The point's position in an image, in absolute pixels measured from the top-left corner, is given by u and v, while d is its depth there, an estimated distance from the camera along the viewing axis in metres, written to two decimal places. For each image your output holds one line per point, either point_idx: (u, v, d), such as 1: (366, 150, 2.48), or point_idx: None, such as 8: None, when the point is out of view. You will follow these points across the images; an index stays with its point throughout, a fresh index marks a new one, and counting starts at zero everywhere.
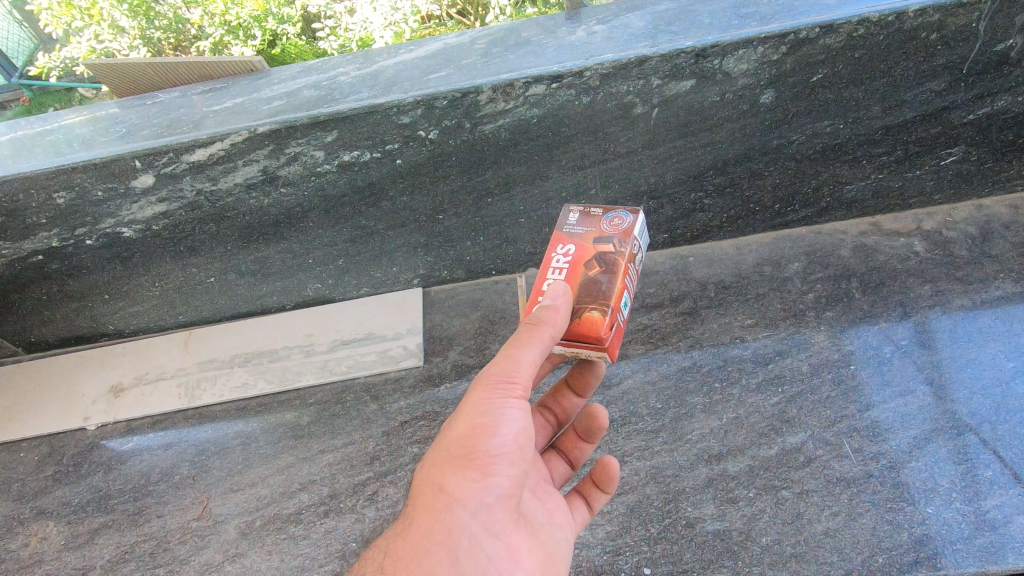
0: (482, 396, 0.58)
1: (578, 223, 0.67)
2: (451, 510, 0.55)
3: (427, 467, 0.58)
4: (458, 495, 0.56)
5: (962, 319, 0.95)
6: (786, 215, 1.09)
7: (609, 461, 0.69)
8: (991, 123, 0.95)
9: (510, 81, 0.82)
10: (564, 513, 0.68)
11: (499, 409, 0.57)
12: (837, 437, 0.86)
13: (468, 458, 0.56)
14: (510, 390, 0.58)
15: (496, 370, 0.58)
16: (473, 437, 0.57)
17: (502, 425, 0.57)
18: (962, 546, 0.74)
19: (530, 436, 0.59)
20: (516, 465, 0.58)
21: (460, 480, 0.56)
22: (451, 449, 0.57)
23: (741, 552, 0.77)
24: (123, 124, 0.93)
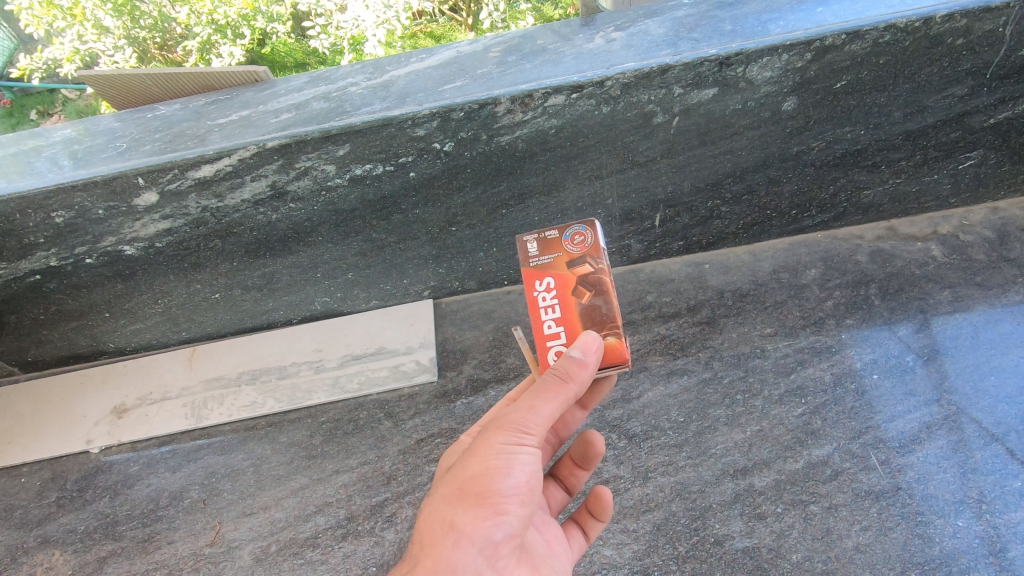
0: (498, 437, 0.54)
1: (540, 251, 0.67)
2: (459, 549, 0.51)
3: (435, 503, 0.54)
4: (468, 533, 0.51)
5: (982, 326, 0.94)
6: (802, 220, 1.07)
7: (603, 492, 0.68)
8: (1012, 127, 0.93)
9: (529, 92, 0.80)
10: (563, 544, 0.65)
11: (514, 450, 0.54)
12: (864, 449, 0.84)
13: (481, 496, 0.52)
14: (527, 433, 0.55)
15: (514, 411, 0.55)
16: (487, 476, 0.53)
17: (517, 466, 0.54)
18: (994, 560, 0.73)
19: (542, 479, 0.55)
20: (527, 508, 0.54)
21: (471, 517, 0.51)
22: (464, 486, 0.53)
23: (772, 570, 0.76)
24: (123, 139, 0.90)
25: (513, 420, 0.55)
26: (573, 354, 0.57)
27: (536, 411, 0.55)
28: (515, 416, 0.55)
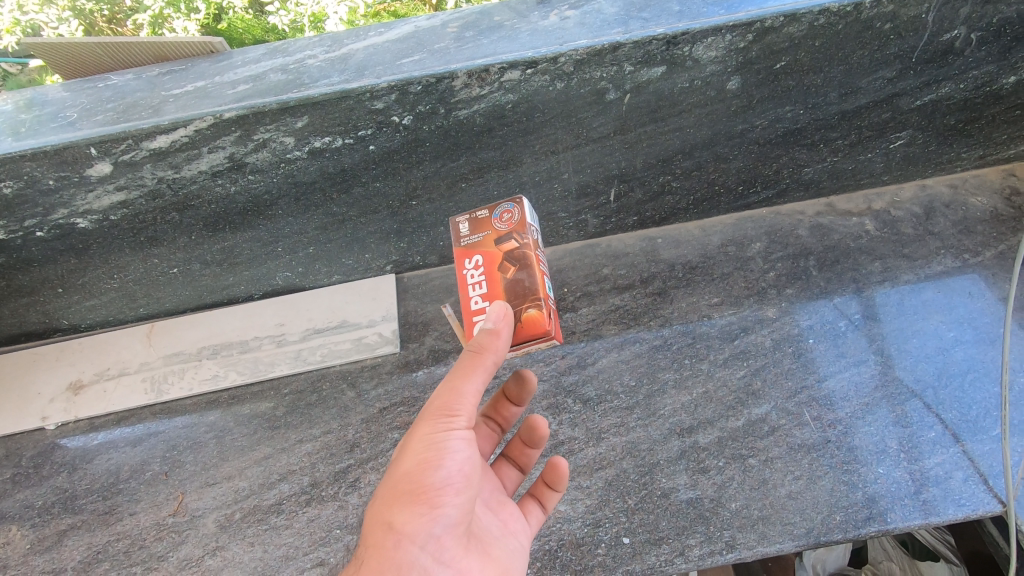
0: (427, 430, 0.59)
1: (471, 231, 0.72)
2: (401, 547, 0.56)
3: (374, 507, 0.58)
4: (406, 531, 0.56)
5: (908, 294, 1.02)
6: (749, 196, 1.13)
7: (559, 462, 0.75)
8: (937, 109, 1.00)
9: (485, 66, 0.82)
10: (519, 522, 0.73)
11: (442, 442, 0.58)
12: (798, 407, 0.91)
13: (415, 494, 0.57)
14: (452, 423, 0.59)
15: (437, 403, 0.59)
16: (419, 471, 0.57)
17: (447, 456, 0.58)
18: (909, 501, 0.81)
19: (474, 463, 0.60)
20: (463, 494, 0.59)
21: (407, 516, 0.56)
22: (398, 486, 0.58)
23: (712, 518, 0.81)
24: (73, 109, 0.88)
25: (439, 413, 0.59)
26: (483, 325, 0.60)
27: (460, 401, 0.59)
28: (439, 406, 0.59)
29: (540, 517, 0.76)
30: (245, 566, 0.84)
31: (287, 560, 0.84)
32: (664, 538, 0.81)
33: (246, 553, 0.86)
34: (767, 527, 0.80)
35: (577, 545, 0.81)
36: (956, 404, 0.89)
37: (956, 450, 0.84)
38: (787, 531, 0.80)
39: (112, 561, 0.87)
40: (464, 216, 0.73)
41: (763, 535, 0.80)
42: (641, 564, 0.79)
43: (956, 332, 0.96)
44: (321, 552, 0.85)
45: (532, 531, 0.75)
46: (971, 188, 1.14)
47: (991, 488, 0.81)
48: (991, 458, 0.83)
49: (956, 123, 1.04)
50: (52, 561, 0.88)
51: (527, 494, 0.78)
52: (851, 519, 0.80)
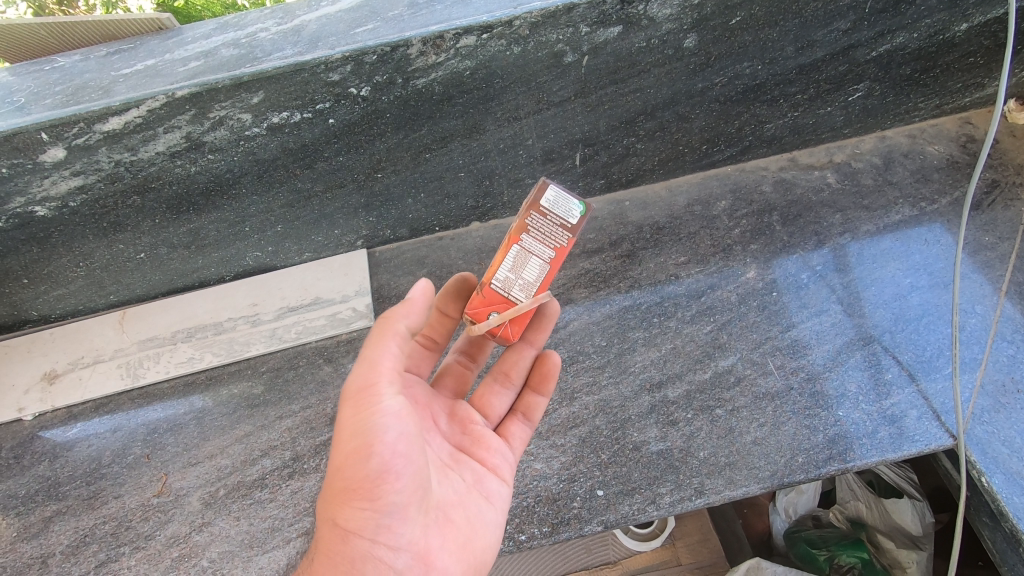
0: (352, 416, 0.58)
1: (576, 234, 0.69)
2: (349, 542, 0.59)
3: (323, 504, 0.61)
4: (353, 527, 0.59)
5: (868, 244, 1.05)
6: (713, 155, 1.14)
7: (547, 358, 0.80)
8: (892, 59, 1.01)
9: (439, 33, 0.81)
10: (500, 456, 0.75)
11: (366, 425, 0.57)
12: (762, 356, 0.94)
13: (352, 490, 0.58)
14: (377, 404, 0.58)
15: (358, 387, 0.59)
16: (351, 462, 0.57)
17: (373, 441, 0.57)
18: (867, 440, 0.85)
19: (407, 441, 0.59)
20: (397, 477, 0.59)
21: (350, 513, 0.58)
22: (336, 483, 0.59)
23: (682, 467, 0.85)
24: (20, 94, 0.86)
25: (364, 394, 0.58)
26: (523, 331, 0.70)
27: (379, 377, 0.59)
28: (360, 389, 0.58)
29: (525, 435, 0.80)
30: (232, 539, 0.87)
31: (273, 531, 0.87)
32: (636, 488, 0.84)
33: (232, 528, 0.88)
34: (734, 472, 0.84)
35: (554, 500, 0.85)
36: (912, 346, 0.92)
37: (911, 390, 0.88)
38: (752, 475, 0.83)
39: (100, 543, 0.88)
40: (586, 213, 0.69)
41: (730, 480, 0.83)
42: (615, 514, 0.82)
43: (913, 279, 1.00)
44: (306, 521, 0.87)
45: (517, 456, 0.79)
46: (928, 138, 1.16)
47: (942, 424, 0.85)
48: (942, 396, 0.87)
49: (912, 73, 1.05)
50: (40, 547, 0.89)
51: (511, 412, 0.81)
52: (812, 460, 0.84)
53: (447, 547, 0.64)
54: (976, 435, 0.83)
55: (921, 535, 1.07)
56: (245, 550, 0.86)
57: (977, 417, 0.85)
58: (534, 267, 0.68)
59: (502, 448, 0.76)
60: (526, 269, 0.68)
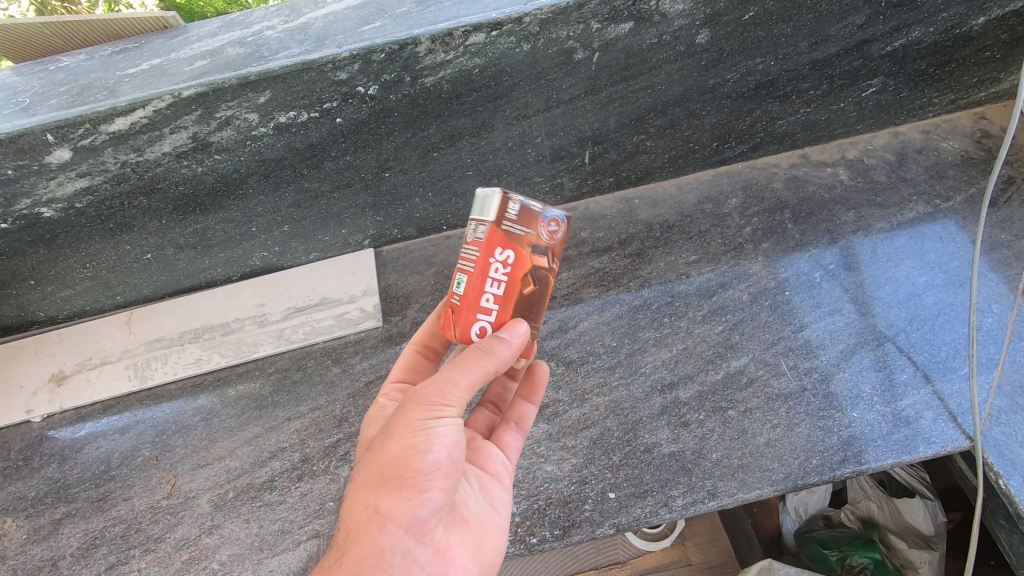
0: (416, 416, 0.59)
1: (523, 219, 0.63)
2: (384, 531, 0.57)
3: (360, 491, 0.59)
4: (391, 515, 0.57)
5: (881, 242, 1.04)
6: (724, 152, 1.13)
7: (536, 366, 0.80)
8: (907, 54, 1.00)
9: (448, 30, 0.80)
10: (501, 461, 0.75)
11: (431, 426, 0.59)
12: (775, 357, 0.93)
13: (402, 479, 0.57)
14: (442, 411, 0.60)
15: (432, 391, 0.60)
16: (408, 456, 0.58)
17: (435, 442, 0.58)
18: (882, 442, 0.84)
19: (462, 449, 0.60)
20: (448, 479, 0.59)
21: (393, 501, 0.57)
22: (385, 471, 0.58)
23: (694, 469, 0.84)
24: (24, 94, 0.85)
25: (429, 400, 0.60)
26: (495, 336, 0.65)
27: (451, 390, 0.60)
28: (433, 393, 0.60)
29: (519, 444, 0.79)
30: (242, 542, 0.86)
31: (283, 534, 0.86)
32: (648, 491, 0.83)
33: (242, 530, 0.88)
34: (747, 474, 0.83)
35: (565, 503, 0.84)
36: (927, 346, 0.91)
37: (927, 391, 0.87)
38: (765, 477, 0.82)
39: (110, 545, 0.88)
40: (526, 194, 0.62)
41: (743, 482, 0.82)
42: (627, 517, 0.81)
43: (927, 277, 0.98)
44: (316, 524, 0.87)
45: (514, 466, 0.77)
46: (942, 133, 1.15)
47: (959, 425, 0.84)
48: (959, 397, 0.86)
49: (927, 68, 1.03)
50: (50, 549, 0.89)
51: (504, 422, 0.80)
52: (827, 462, 0.83)
53: (467, 549, 0.64)
54: (994, 437, 0.82)
55: (933, 535, 1.05)
56: (254, 552, 0.85)
57: (995, 418, 0.84)
58: None
59: (502, 455, 0.76)
60: None
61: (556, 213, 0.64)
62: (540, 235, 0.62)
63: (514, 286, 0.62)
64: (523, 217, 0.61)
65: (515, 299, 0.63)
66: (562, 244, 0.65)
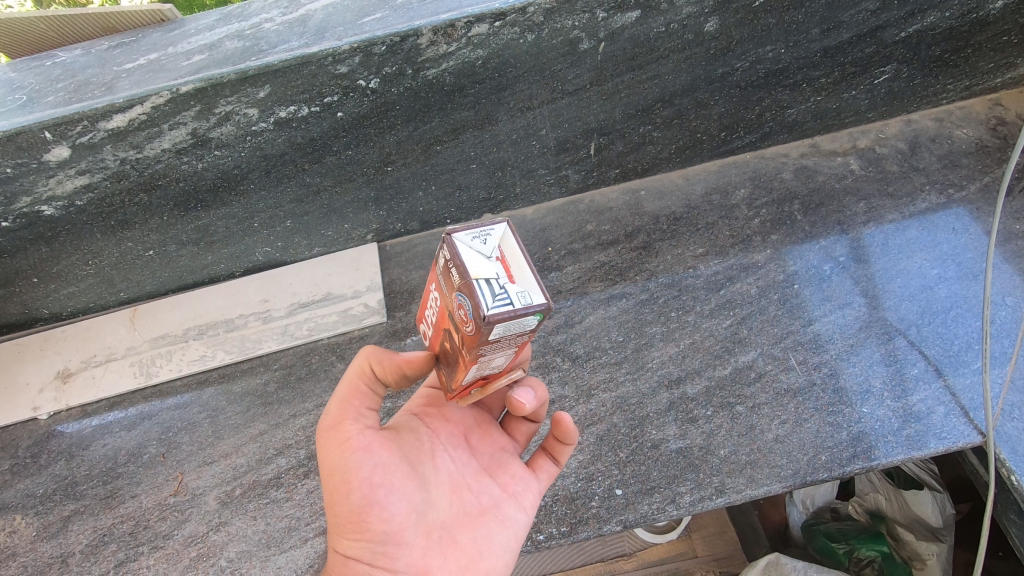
0: (327, 455, 0.61)
1: (444, 267, 0.51)
2: (349, 568, 0.61)
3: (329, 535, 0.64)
4: (348, 553, 0.61)
5: (892, 233, 1.02)
6: (732, 142, 1.10)
7: (560, 418, 0.69)
8: (922, 40, 0.97)
9: (451, 22, 0.78)
10: (520, 483, 0.70)
11: (341, 460, 0.60)
12: (784, 351, 0.92)
13: (340, 522, 0.60)
14: (344, 437, 0.61)
15: (326, 423, 0.62)
16: (334, 497, 0.60)
17: (349, 475, 0.59)
18: (892, 439, 0.83)
19: (382, 467, 0.61)
20: (380, 503, 0.60)
21: (345, 543, 0.61)
22: (328, 516, 0.61)
23: (701, 466, 0.84)
24: (22, 90, 0.84)
25: (331, 433, 0.61)
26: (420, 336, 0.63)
27: (349, 413, 0.63)
28: (328, 424, 0.62)
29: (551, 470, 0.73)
30: (250, 539, 0.87)
31: (290, 531, 0.87)
32: (656, 487, 0.83)
33: (249, 527, 0.88)
34: (755, 471, 0.82)
35: (571, 500, 0.84)
36: (939, 340, 0.90)
37: (938, 386, 0.86)
38: (774, 473, 0.82)
39: (119, 542, 0.89)
40: (454, 246, 0.49)
41: (751, 479, 0.82)
42: (634, 514, 0.81)
43: (940, 269, 0.97)
44: (323, 521, 0.87)
45: (545, 487, 0.73)
46: (956, 121, 1.12)
47: (971, 420, 0.83)
48: (971, 392, 0.85)
49: (942, 54, 1.00)
50: (60, 546, 0.90)
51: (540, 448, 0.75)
52: (835, 458, 0.82)
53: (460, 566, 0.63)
54: (1007, 433, 0.82)
55: (941, 527, 1.04)
56: (262, 549, 0.86)
57: (1007, 413, 0.83)
58: (502, 360, 0.55)
59: (525, 475, 0.71)
60: (495, 365, 0.55)
61: (481, 296, 0.46)
62: (455, 307, 0.50)
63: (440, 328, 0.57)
64: (447, 274, 0.51)
65: (439, 340, 0.58)
66: (473, 341, 0.48)
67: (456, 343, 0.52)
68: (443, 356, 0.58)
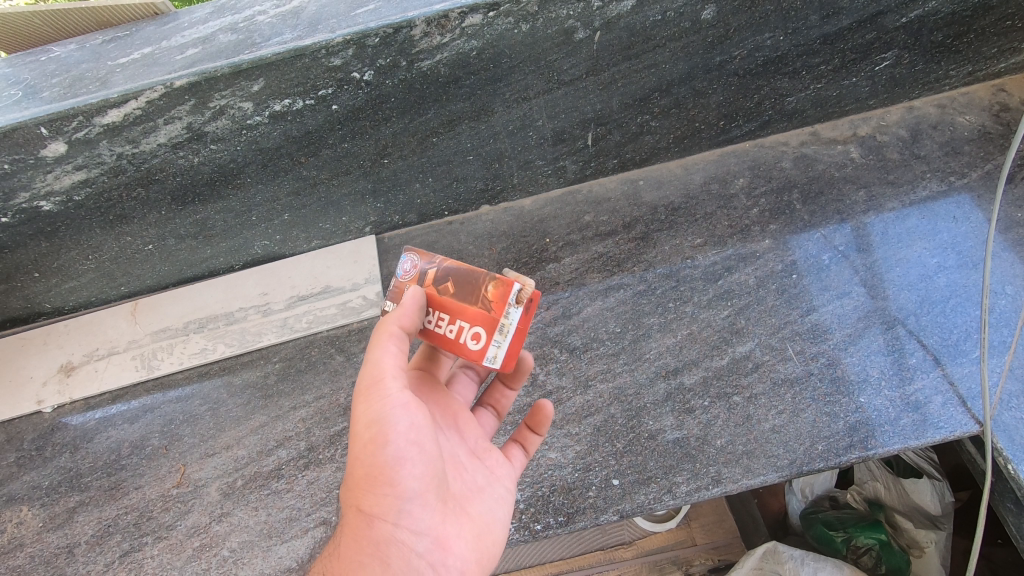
0: (364, 408, 0.62)
1: (390, 305, 0.71)
2: (374, 526, 0.62)
3: (346, 492, 0.64)
4: (375, 511, 0.62)
5: (892, 221, 1.01)
6: (731, 131, 1.09)
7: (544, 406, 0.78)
8: (924, 26, 0.95)
9: (444, 13, 0.78)
10: (504, 467, 0.76)
11: (382, 415, 0.62)
12: (782, 342, 0.92)
13: (371, 475, 0.61)
14: (387, 394, 0.63)
15: (366, 378, 0.63)
16: (369, 453, 0.62)
17: (390, 432, 0.62)
18: (889, 428, 0.83)
19: (421, 431, 0.64)
20: (417, 463, 0.63)
21: (371, 498, 0.62)
22: (357, 471, 0.63)
23: (698, 456, 0.84)
24: (18, 86, 0.84)
25: (368, 388, 0.63)
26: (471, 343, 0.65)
27: (384, 368, 0.63)
28: (369, 380, 0.63)
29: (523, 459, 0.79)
30: (252, 529, 0.88)
31: (291, 521, 0.88)
32: (653, 478, 0.83)
33: (251, 518, 0.89)
34: (751, 460, 0.83)
35: (569, 490, 0.84)
36: (938, 329, 0.90)
37: (936, 375, 0.86)
38: (770, 463, 0.82)
39: (124, 533, 0.90)
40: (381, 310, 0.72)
41: (747, 469, 0.82)
42: (630, 503, 0.82)
43: (939, 258, 0.96)
44: (323, 511, 0.88)
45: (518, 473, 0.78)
46: (959, 107, 1.11)
47: (968, 409, 0.83)
48: (969, 381, 0.84)
49: (944, 39, 0.99)
50: (66, 537, 0.91)
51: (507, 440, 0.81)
52: (832, 448, 0.82)
53: (467, 535, 0.67)
54: (1004, 422, 0.81)
55: (940, 515, 1.04)
56: (264, 539, 0.87)
57: (1005, 402, 0.83)
58: None
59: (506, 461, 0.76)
60: None
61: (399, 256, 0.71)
62: (405, 277, 0.70)
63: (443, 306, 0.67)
64: (389, 300, 0.71)
65: (448, 303, 0.67)
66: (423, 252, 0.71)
67: (428, 268, 0.69)
68: (463, 291, 0.66)
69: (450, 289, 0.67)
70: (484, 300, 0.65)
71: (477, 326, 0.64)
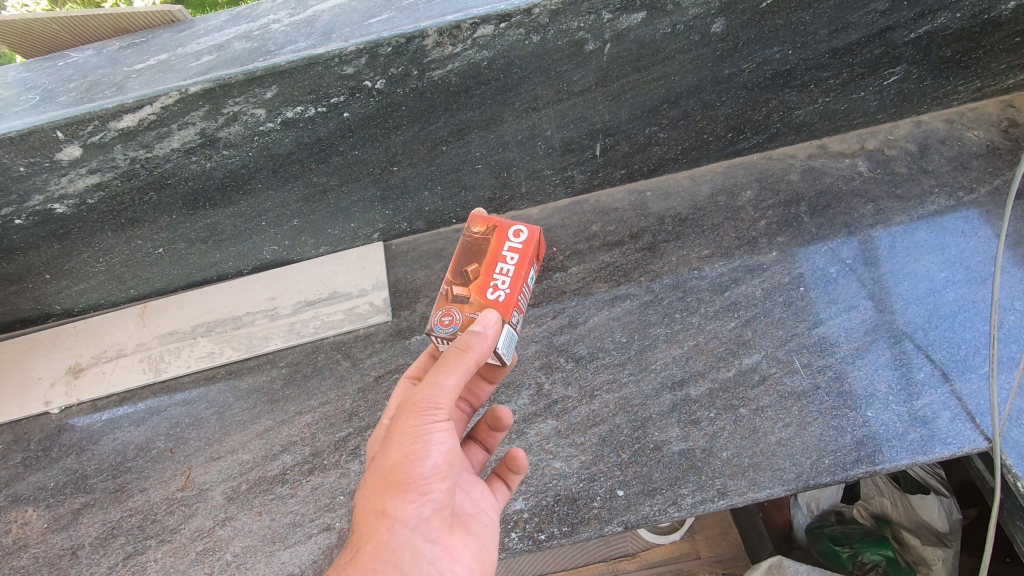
0: (413, 423, 0.62)
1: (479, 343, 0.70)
2: (394, 531, 0.60)
3: (368, 495, 0.62)
4: (398, 516, 0.60)
5: (901, 235, 1.01)
6: (739, 143, 1.10)
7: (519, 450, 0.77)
8: (933, 41, 0.96)
9: (456, 23, 0.78)
10: (489, 499, 0.76)
11: (427, 434, 0.62)
12: (789, 354, 0.92)
13: (405, 484, 0.61)
14: (436, 416, 0.63)
15: (421, 398, 0.63)
16: (407, 464, 0.61)
17: (431, 449, 0.62)
18: (897, 442, 0.82)
19: (457, 456, 0.64)
20: (446, 481, 0.63)
21: (399, 503, 0.60)
22: (387, 477, 0.61)
23: (704, 467, 0.84)
24: (35, 90, 0.85)
25: (421, 406, 0.63)
26: (520, 244, 0.75)
27: (441, 393, 0.64)
28: (424, 400, 0.63)
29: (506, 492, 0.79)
30: (255, 534, 0.88)
31: (294, 527, 0.88)
32: (658, 489, 0.83)
33: (254, 522, 0.89)
34: (758, 473, 0.82)
35: (574, 500, 0.84)
36: (946, 344, 0.89)
37: (944, 390, 0.85)
38: (777, 476, 0.82)
39: (127, 535, 0.90)
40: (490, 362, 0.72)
41: (753, 482, 0.82)
42: (636, 515, 0.81)
43: (947, 273, 0.96)
44: (325, 518, 0.88)
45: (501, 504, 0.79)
46: (967, 122, 1.11)
47: (977, 426, 0.82)
48: (978, 397, 0.84)
49: (953, 55, 0.99)
50: (70, 538, 0.91)
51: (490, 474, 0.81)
52: (839, 462, 0.82)
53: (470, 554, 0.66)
54: (1012, 438, 0.81)
55: (948, 532, 1.02)
56: (267, 544, 0.87)
57: (1014, 419, 0.82)
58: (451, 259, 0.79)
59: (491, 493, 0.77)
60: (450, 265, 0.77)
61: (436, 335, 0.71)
62: (460, 319, 0.71)
63: (489, 271, 0.73)
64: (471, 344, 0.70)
65: (486, 264, 0.74)
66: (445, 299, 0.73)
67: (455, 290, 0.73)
68: (473, 253, 0.75)
69: (476, 263, 0.74)
70: (485, 233, 0.77)
71: (510, 231, 0.76)
